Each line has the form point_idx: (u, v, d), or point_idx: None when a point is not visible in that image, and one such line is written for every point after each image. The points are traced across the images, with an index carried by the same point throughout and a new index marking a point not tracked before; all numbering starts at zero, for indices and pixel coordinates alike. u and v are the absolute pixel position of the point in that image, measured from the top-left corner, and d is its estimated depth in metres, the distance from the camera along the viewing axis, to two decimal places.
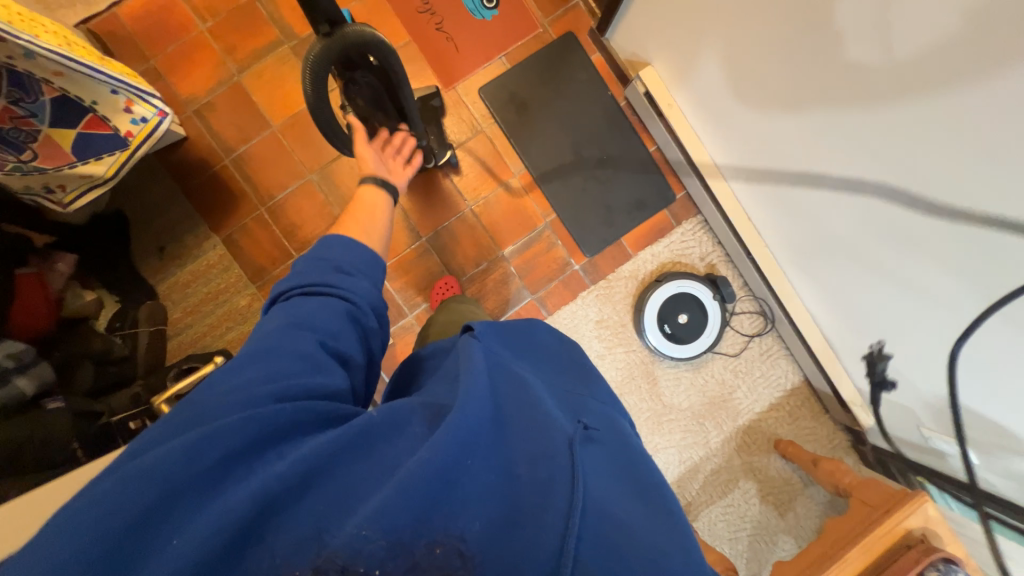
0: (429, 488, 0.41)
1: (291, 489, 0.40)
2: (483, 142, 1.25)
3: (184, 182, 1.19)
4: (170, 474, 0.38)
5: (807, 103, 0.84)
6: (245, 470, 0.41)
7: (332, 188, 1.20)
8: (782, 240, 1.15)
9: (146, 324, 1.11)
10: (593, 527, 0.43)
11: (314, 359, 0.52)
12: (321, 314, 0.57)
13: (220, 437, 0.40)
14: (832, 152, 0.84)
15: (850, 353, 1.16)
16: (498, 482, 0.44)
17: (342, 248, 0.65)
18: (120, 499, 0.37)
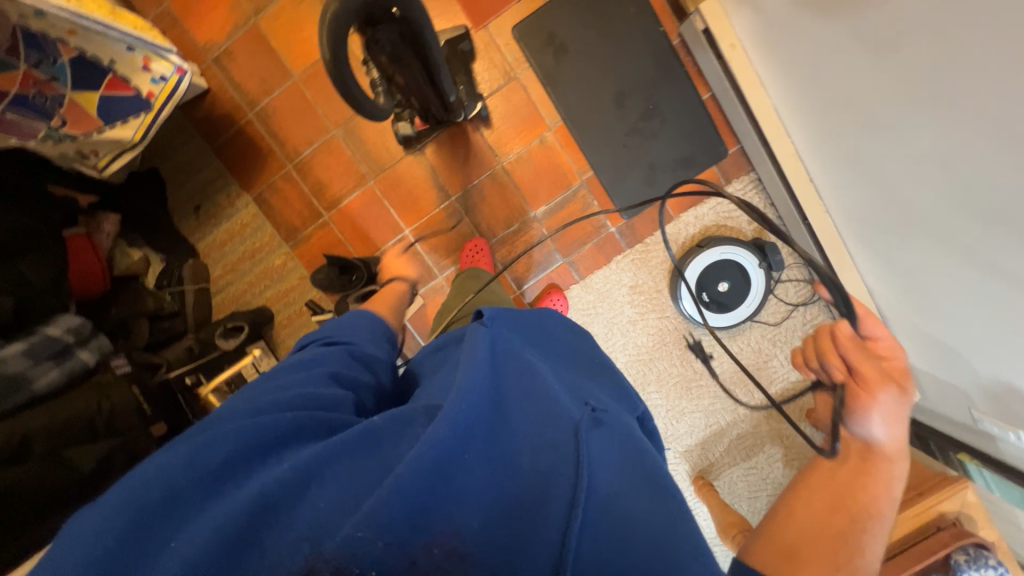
0: (424, 483, 0.39)
1: (288, 488, 0.40)
2: (517, 91, 1.14)
3: (211, 138, 1.16)
4: (169, 479, 0.41)
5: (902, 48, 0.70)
6: (244, 473, 0.42)
7: (358, 144, 1.15)
8: (844, 204, 1.03)
9: (191, 283, 1.14)
10: (600, 523, 0.40)
11: (309, 379, 0.55)
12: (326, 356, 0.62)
13: (217, 445, 0.43)
14: (923, 107, 0.71)
15: (904, 329, 1.08)
16: (497, 475, 0.42)
17: (343, 326, 0.72)
18: (125, 502, 0.39)
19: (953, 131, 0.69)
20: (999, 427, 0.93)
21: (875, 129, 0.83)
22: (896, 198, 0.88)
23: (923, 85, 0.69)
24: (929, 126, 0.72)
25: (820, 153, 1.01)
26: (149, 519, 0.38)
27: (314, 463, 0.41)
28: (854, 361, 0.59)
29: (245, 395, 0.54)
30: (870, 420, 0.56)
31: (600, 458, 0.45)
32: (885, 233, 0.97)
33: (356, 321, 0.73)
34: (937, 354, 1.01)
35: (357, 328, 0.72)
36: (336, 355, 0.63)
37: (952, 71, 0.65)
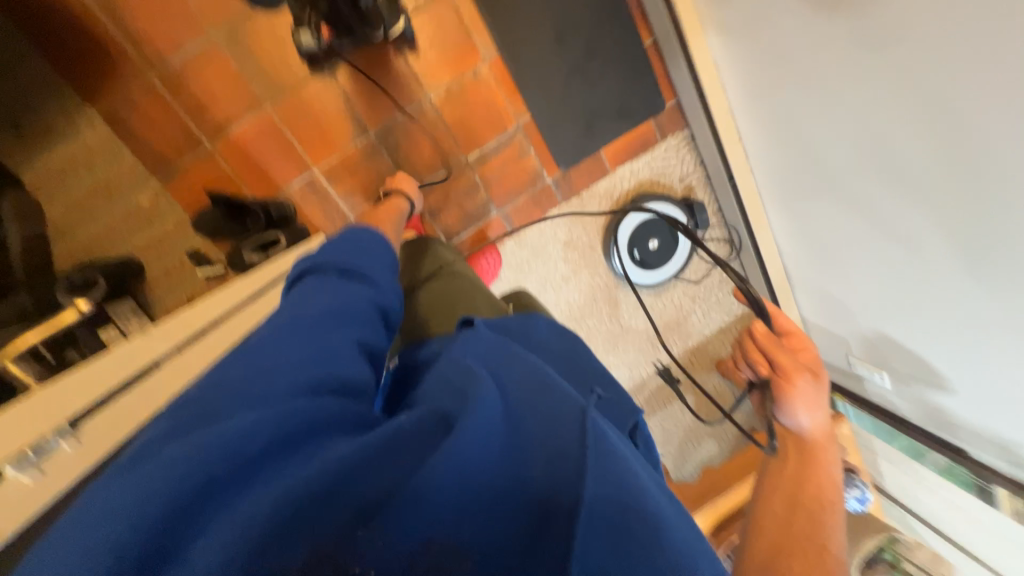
0: (445, 499, 0.32)
1: (315, 498, 0.33)
2: (447, 11, 0.99)
3: (30, 30, 0.87)
4: (179, 478, 0.33)
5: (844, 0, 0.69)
6: (253, 482, 0.34)
7: (248, 55, 0.93)
8: (769, 167, 1.07)
9: (16, 225, 0.87)
10: (620, 548, 0.31)
11: (331, 345, 0.45)
12: (355, 301, 0.51)
13: (234, 442, 0.34)
14: (853, 68, 0.72)
15: (804, 285, 1.19)
16: (518, 485, 0.34)
17: (352, 245, 0.59)
18: (132, 503, 0.32)
19: (878, 93, 0.71)
20: (869, 369, 1.08)
21: (805, 96, 0.85)
22: (815, 163, 0.92)
23: (856, 43, 0.70)
24: (852, 91, 0.75)
25: (751, 113, 1.02)
26: (160, 524, 0.31)
27: (340, 472, 0.34)
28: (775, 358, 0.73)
29: (255, 353, 0.43)
30: (796, 409, 0.67)
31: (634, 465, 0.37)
32: (799, 196, 1.03)
33: (366, 241, 0.60)
34: (830, 307, 1.13)
35: (374, 256, 0.59)
36: (370, 302, 0.53)
37: (891, 27, 0.65)
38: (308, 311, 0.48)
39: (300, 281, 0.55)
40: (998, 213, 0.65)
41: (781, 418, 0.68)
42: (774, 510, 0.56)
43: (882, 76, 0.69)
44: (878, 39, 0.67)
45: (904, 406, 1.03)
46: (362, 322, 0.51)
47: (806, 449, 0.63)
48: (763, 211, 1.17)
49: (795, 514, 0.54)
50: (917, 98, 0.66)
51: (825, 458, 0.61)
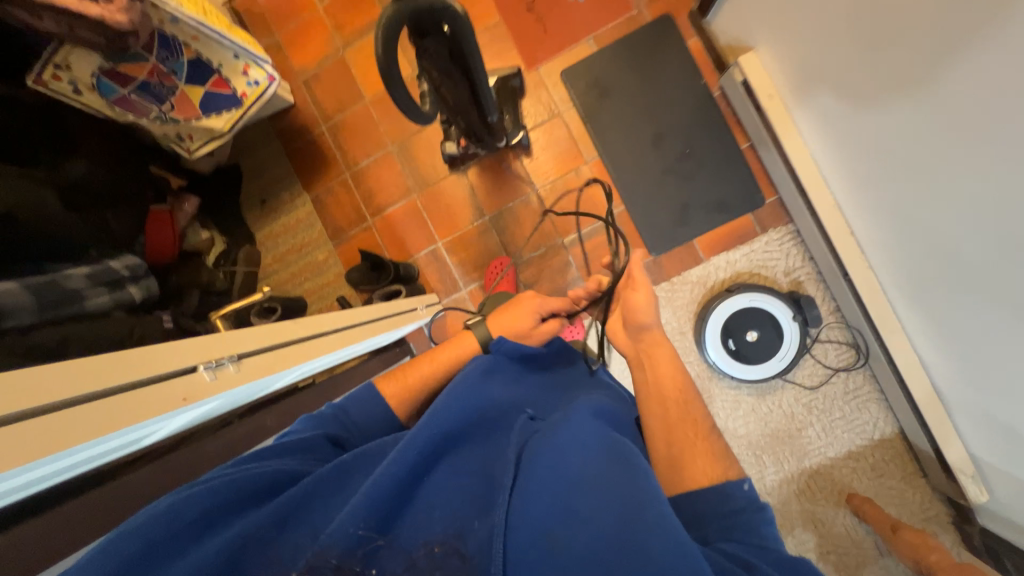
0: (393, 498, 0.43)
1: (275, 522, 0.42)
2: (559, 127, 1.23)
3: (287, 145, 1.33)
4: (175, 514, 0.42)
5: (934, 92, 0.69)
6: (225, 523, 0.42)
7: (409, 160, 1.27)
8: (890, 259, 0.98)
9: (242, 266, 1.26)
10: (546, 521, 0.40)
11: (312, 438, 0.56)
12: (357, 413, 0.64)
13: (215, 487, 0.44)
14: (962, 155, 0.69)
15: (963, 410, 0.96)
16: (458, 492, 0.44)
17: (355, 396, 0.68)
18: (133, 534, 0.40)
19: (998, 180, 0.65)
20: None
21: (916, 183, 0.80)
22: (944, 257, 0.82)
23: (956, 135, 0.68)
24: (970, 178, 0.69)
25: (862, 206, 0.98)
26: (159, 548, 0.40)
27: (304, 494, 0.44)
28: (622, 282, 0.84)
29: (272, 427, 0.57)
30: (639, 317, 0.80)
31: (551, 453, 0.46)
32: (935, 294, 0.90)
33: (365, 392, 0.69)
34: (1007, 443, 0.88)
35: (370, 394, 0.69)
36: (368, 423, 0.64)
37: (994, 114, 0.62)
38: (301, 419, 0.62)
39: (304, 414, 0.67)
40: None
41: (630, 328, 0.81)
42: (655, 417, 0.65)
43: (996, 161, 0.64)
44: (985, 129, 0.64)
45: None
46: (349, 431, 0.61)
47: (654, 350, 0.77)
48: (893, 313, 1.03)
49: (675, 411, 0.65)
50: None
51: (663, 354, 0.75)
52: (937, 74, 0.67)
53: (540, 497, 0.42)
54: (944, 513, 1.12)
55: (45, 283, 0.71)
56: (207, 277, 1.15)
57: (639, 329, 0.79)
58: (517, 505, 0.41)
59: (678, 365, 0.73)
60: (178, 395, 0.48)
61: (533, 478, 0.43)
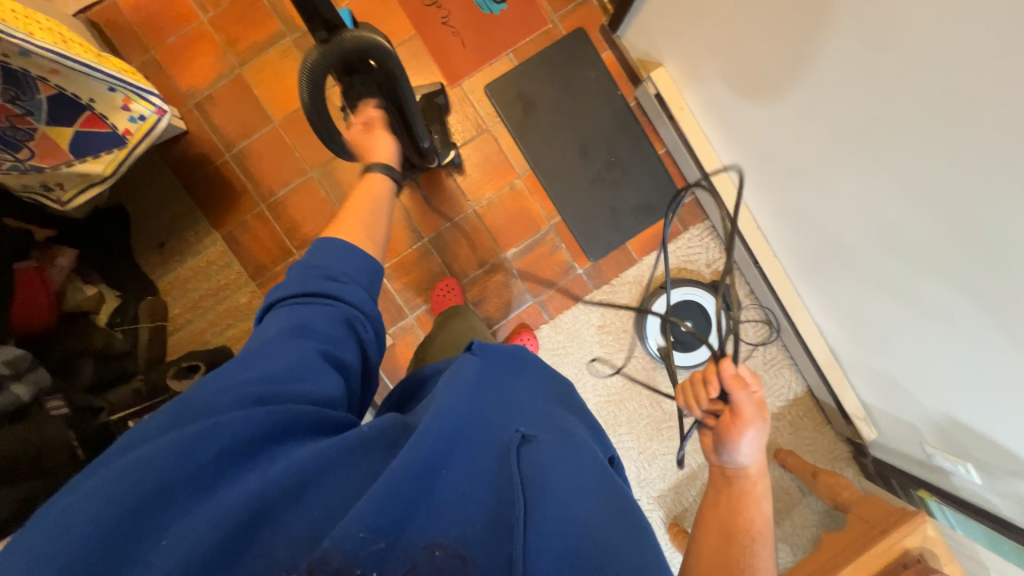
0: (405, 497, 0.41)
1: (284, 492, 0.40)
2: (489, 142, 1.22)
3: (184, 177, 1.17)
4: (170, 476, 0.39)
5: (820, 110, 0.80)
6: (215, 488, 0.40)
7: (333, 185, 1.18)
8: (786, 245, 1.14)
9: (146, 321, 1.09)
10: (559, 537, 0.41)
11: (303, 355, 0.52)
12: (340, 260, 0.63)
13: (212, 441, 0.41)
14: (846, 163, 0.81)
15: (855, 366, 1.15)
16: (468, 492, 0.44)
17: (328, 258, 0.62)
18: (116, 495, 0.37)
19: (874, 182, 0.78)
20: (950, 461, 1.00)
21: (807, 183, 0.94)
22: (833, 243, 0.97)
23: (840, 149, 0.81)
24: (849, 177, 0.83)
25: (766, 202, 1.11)
26: (158, 507, 0.38)
27: (317, 470, 0.42)
28: (730, 393, 0.60)
29: (253, 349, 0.51)
30: (739, 449, 0.59)
31: (561, 474, 0.47)
32: (825, 275, 1.06)
33: (342, 251, 0.63)
34: (888, 389, 1.08)
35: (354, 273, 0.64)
36: None
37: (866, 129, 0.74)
38: (279, 325, 0.55)
39: (270, 309, 0.60)
40: (1010, 275, 0.65)
41: (720, 456, 0.60)
42: (709, 534, 0.56)
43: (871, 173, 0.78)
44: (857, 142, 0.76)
45: (1003, 506, 0.91)
46: (324, 336, 0.56)
47: (733, 483, 0.59)
48: (796, 292, 1.20)
49: (729, 548, 0.54)
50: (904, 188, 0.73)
51: (755, 489, 0.59)
52: (821, 95, 0.78)
53: (552, 517, 0.42)
54: (846, 450, 1.33)
55: None
56: (101, 340, 0.99)
57: (737, 458, 0.59)
58: (533, 523, 0.41)
59: (766, 512, 0.57)
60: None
61: (548, 497, 0.44)
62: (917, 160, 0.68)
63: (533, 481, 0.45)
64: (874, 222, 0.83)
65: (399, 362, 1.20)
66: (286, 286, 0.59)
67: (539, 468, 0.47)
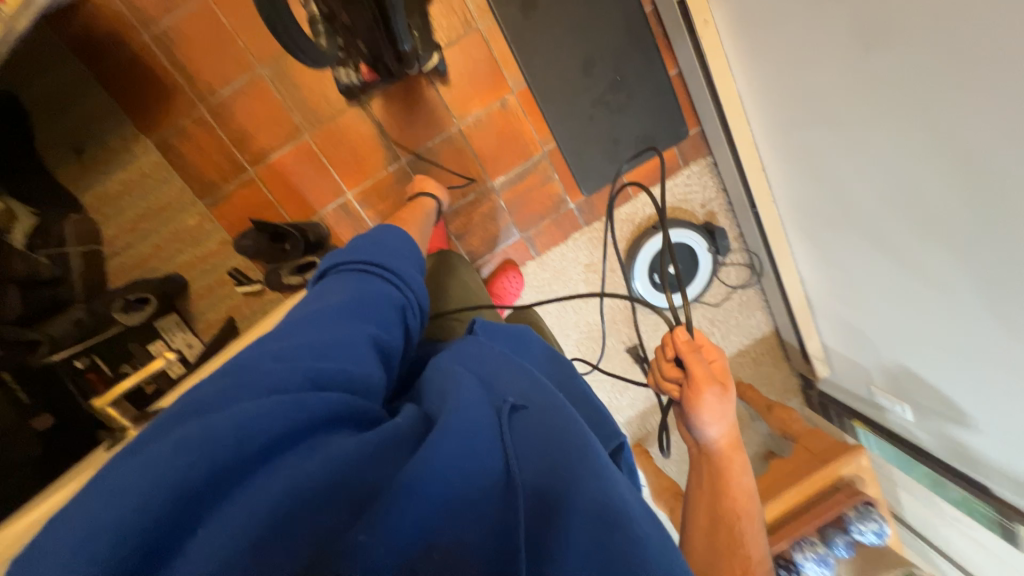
0: (420, 497, 0.38)
1: (310, 490, 0.37)
2: (479, 44, 1.03)
3: (93, 64, 0.93)
4: (175, 475, 0.34)
5: (865, 45, 0.70)
6: (230, 487, 0.36)
7: (290, 88, 0.98)
8: (788, 197, 1.09)
9: (76, 245, 0.95)
10: (593, 518, 0.37)
11: (355, 344, 0.50)
12: (399, 249, 0.65)
13: (217, 440, 0.36)
14: (872, 115, 0.74)
15: (825, 312, 1.20)
16: (492, 479, 0.41)
17: (376, 245, 0.64)
18: (118, 496, 0.33)
19: (900, 140, 0.72)
20: (891, 401, 1.10)
21: (824, 130, 0.86)
22: (837, 202, 0.94)
23: (876, 98, 0.72)
24: (870, 137, 0.77)
25: (774, 144, 1.03)
26: (174, 509, 0.33)
27: (344, 466, 0.39)
28: (685, 362, 0.61)
29: (274, 338, 0.49)
30: (701, 419, 0.59)
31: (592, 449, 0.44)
32: (821, 230, 1.04)
33: (393, 243, 0.65)
34: (852, 337, 1.14)
35: (399, 257, 0.65)
36: None
37: (909, 78, 0.66)
38: (324, 304, 0.54)
39: (326, 274, 0.61)
40: None
41: (689, 429, 0.61)
42: (699, 515, 0.58)
43: (903, 130, 0.71)
44: (903, 89, 0.68)
45: (927, 440, 1.03)
46: (371, 317, 0.55)
47: (713, 461, 0.59)
48: (786, 240, 1.18)
49: (720, 531, 0.56)
50: (940, 148, 0.67)
51: (737, 468, 0.58)
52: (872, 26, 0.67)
53: (583, 506, 0.38)
54: (796, 383, 1.45)
55: None
56: (25, 267, 0.84)
57: (706, 433, 0.59)
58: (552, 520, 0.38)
59: (749, 487, 0.58)
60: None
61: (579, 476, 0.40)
62: (969, 119, 0.61)
63: (560, 462, 0.42)
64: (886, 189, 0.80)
65: None
66: (348, 253, 0.62)
67: (564, 451, 0.43)
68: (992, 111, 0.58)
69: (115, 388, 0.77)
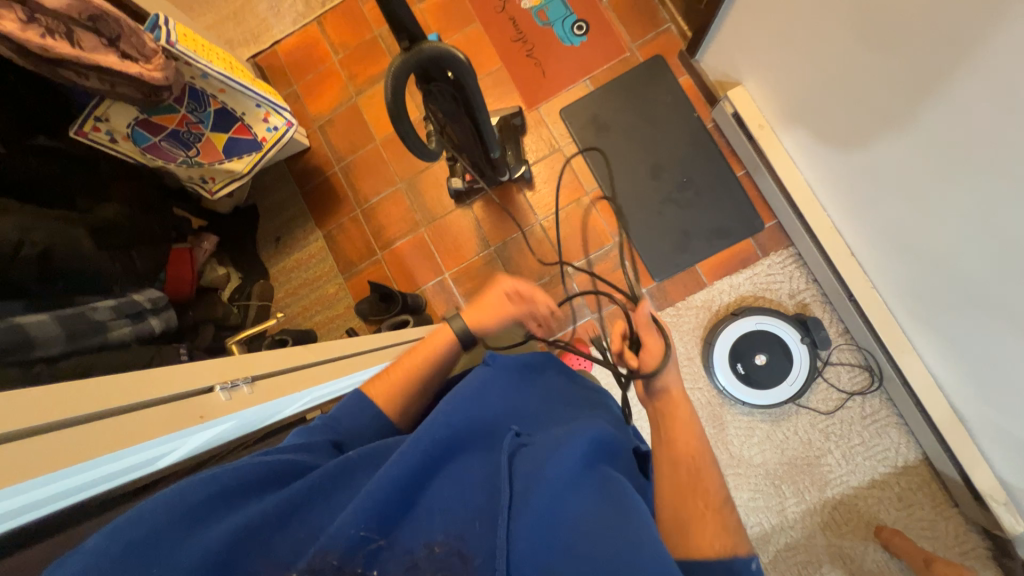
0: (398, 499, 0.42)
1: (274, 516, 0.41)
2: (560, 160, 1.28)
3: (302, 185, 1.40)
4: (165, 517, 0.40)
5: (921, 109, 0.72)
6: (213, 519, 0.41)
7: (417, 195, 1.32)
8: (895, 281, 0.98)
9: (256, 300, 1.30)
10: (552, 533, 0.41)
11: (313, 442, 0.55)
12: (350, 417, 0.63)
13: (232, 474, 0.45)
14: (952, 170, 0.72)
15: (988, 432, 0.93)
16: (462, 492, 0.44)
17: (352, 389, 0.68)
18: (113, 537, 0.38)
19: (1000, 189, 0.66)
20: None
21: (913, 203, 0.82)
22: (953, 277, 0.82)
23: (970, 160, 0.69)
24: (969, 197, 0.71)
25: (862, 226, 0.99)
26: (157, 543, 0.39)
27: (315, 489, 0.44)
28: (642, 334, 0.71)
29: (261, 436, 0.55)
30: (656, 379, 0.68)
31: (557, 466, 0.45)
32: (945, 313, 0.89)
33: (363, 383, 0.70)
34: None
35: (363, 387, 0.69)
36: (375, 435, 0.63)
37: (977, 125, 0.65)
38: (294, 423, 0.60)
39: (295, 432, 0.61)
40: None
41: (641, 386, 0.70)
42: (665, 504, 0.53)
43: (996, 186, 0.67)
44: (991, 145, 0.65)
45: None
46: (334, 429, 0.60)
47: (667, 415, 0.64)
48: (903, 332, 1.02)
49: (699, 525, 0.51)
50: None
51: (683, 415, 0.63)
52: (923, 91, 0.70)
53: (543, 515, 0.42)
54: (983, 547, 1.05)
55: (71, 315, 0.73)
56: (223, 311, 1.18)
57: (654, 386, 0.67)
58: (518, 517, 0.41)
59: (699, 430, 0.62)
60: (195, 413, 0.51)
61: (537, 494, 0.43)
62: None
63: (522, 484, 0.44)
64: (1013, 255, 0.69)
65: None
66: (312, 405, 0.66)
67: (533, 468, 0.45)
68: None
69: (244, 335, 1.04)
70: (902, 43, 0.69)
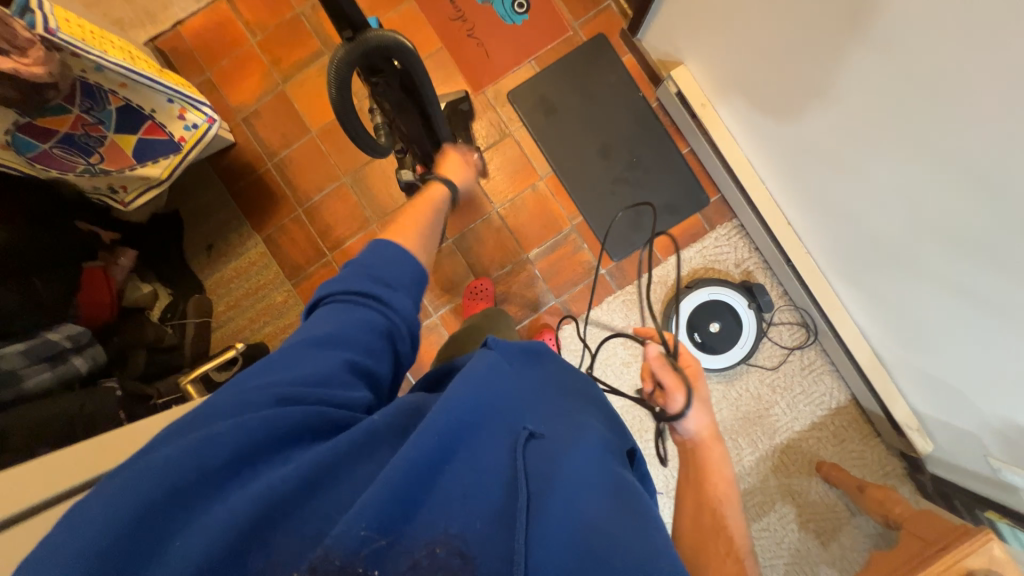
0: (403, 498, 0.40)
1: (292, 493, 0.40)
2: (512, 145, 1.26)
3: (231, 185, 1.26)
4: (177, 481, 0.39)
5: (832, 90, 0.79)
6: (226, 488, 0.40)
7: (364, 190, 1.24)
8: (824, 245, 1.08)
9: (193, 317, 1.17)
10: (566, 529, 0.42)
11: (332, 367, 0.50)
12: (362, 331, 0.55)
13: (249, 432, 0.42)
14: (863, 143, 0.80)
15: (903, 369, 1.07)
16: (472, 489, 0.43)
17: (375, 265, 0.60)
18: (127, 502, 0.37)
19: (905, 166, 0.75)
20: (1018, 475, 0.88)
21: (837, 172, 0.90)
22: (872, 239, 0.92)
23: (875, 138, 0.77)
24: (873, 155, 0.79)
25: (796, 198, 1.07)
26: (174, 508, 0.38)
27: (326, 470, 0.42)
28: (664, 377, 0.71)
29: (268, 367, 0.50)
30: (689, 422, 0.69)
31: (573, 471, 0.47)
32: (866, 273, 1.00)
33: (387, 262, 0.61)
34: (944, 397, 0.99)
35: (389, 275, 0.61)
36: None
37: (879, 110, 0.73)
38: (314, 327, 0.54)
39: (318, 304, 0.59)
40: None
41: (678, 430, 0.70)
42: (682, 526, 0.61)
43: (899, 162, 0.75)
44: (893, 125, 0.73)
45: None
46: (353, 347, 0.54)
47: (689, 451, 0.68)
48: (831, 288, 1.13)
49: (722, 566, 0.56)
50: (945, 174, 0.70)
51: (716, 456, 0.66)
52: (830, 71, 0.78)
53: (557, 516, 0.42)
54: (900, 467, 1.22)
55: None
56: (154, 333, 1.05)
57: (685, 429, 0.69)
58: (534, 521, 0.41)
59: (729, 476, 0.64)
60: None
61: (553, 499, 0.43)
62: (939, 140, 0.67)
63: (537, 482, 0.44)
64: (914, 212, 0.78)
65: (423, 361, 1.23)
66: (342, 280, 0.59)
67: (549, 468, 0.46)
68: (974, 123, 0.62)
69: (195, 372, 0.90)
70: (818, 28, 0.75)
